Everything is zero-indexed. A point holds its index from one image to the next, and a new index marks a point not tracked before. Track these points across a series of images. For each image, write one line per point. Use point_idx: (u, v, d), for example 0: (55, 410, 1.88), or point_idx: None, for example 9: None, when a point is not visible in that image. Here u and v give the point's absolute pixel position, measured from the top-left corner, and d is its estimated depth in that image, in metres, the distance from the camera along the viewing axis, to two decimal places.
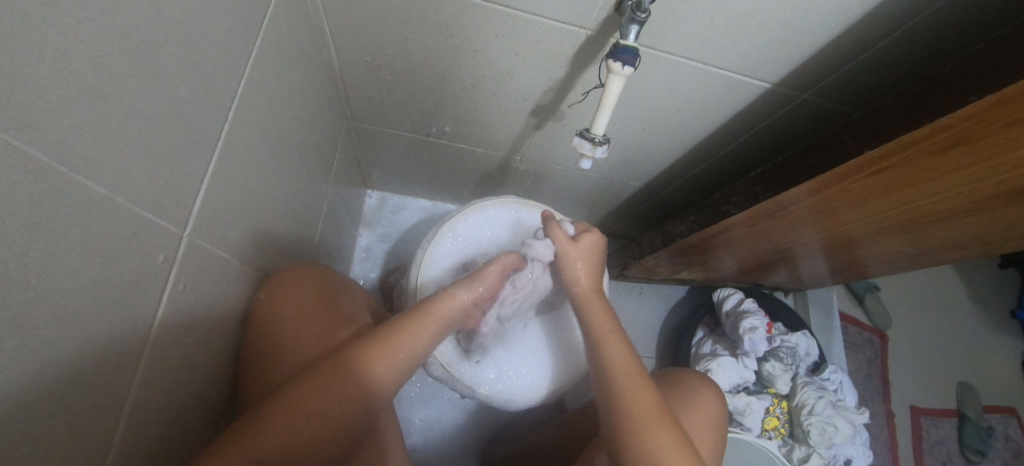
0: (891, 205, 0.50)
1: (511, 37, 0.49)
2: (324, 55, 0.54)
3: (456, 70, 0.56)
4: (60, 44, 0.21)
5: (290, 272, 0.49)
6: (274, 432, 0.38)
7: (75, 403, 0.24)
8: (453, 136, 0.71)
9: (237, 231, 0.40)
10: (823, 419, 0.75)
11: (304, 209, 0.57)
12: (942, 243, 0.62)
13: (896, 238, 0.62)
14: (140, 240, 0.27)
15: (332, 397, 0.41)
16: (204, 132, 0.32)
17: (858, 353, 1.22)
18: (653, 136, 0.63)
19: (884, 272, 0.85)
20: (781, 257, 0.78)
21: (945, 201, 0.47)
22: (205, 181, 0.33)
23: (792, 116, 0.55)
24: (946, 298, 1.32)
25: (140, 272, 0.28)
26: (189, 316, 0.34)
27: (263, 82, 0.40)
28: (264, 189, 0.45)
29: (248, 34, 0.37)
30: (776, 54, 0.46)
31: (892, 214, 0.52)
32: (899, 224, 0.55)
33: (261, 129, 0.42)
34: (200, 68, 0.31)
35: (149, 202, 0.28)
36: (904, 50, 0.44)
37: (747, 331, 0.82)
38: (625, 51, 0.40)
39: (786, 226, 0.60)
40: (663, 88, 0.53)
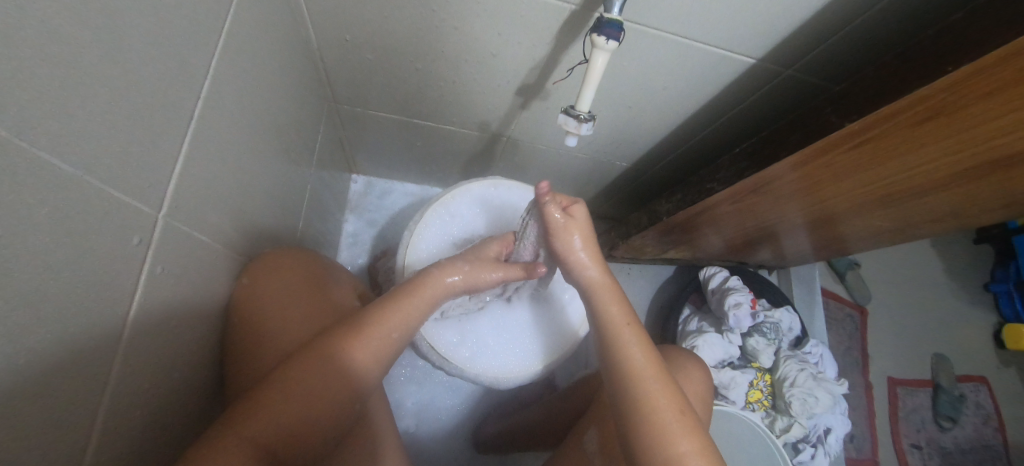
0: (871, 178, 0.50)
1: (494, 13, 0.48)
2: (302, 33, 0.53)
3: (438, 48, 0.55)
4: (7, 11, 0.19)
5: (275, 256, 0.48)
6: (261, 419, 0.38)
7: (53, 388, 0.24)
8: (438, 117, 0.70)
9: (216, 215, 0.39)
10: (805, 390, 0.77)
11: (286, 192, 0.56)
12: (919, 217, 0.63)
13: (875, 213, 0.63)
14: (114, 222, 0.27)
15: (310, 380, 0.41)
16: (177, 110, 0.31)
17: (839, 327, 1.26)
18: (639, 115, 0.63)
19: (864, 247, 0.87)
20: (764, 234, 0.79)
21: (922, 174, 0.48)
22: (181, 162, 0.32)
23: (775, 92, 0.55)
24: (923, 273, 1.36)
25: (114, 255, 0.27)
26: (169, 299, 0.33)
27: (237, 60, 0.39)
28: (244, 171, 0.44)
29: (219, 7, 0.35)
30: (761, 28, 0.46)
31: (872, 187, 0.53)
32: (878, 198, 0.56)
33: (237, 109, 0.40)
34: (168, 42, 0.30)
35: (120, 183, 0.27)
36: (884, 23, 0.44)
37: (732, 307, 0.84)
38: (610, 25, 0.40)
39: (769, 202, 0.61)
40: (649, 65, 0.52)
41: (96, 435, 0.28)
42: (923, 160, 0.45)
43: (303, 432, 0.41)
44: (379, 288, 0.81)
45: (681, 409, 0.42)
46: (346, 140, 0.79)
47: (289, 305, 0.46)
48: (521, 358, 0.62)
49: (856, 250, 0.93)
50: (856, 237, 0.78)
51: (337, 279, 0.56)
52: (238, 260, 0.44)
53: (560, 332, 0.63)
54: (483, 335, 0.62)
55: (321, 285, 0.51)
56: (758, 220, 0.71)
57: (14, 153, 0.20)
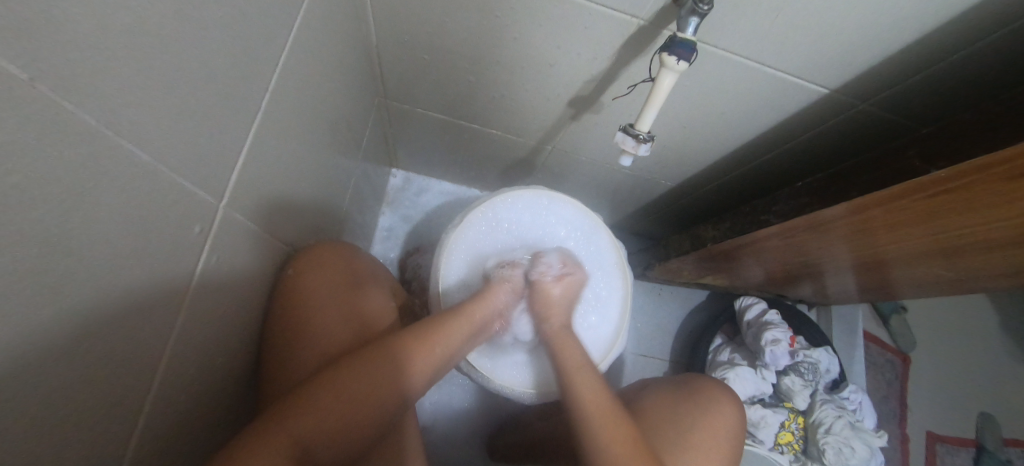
0: (948, 227, 0.46)
1: (559, 22, 0.47)
2: (364, 29, 0.53)
3: (495, 54, 0.54)
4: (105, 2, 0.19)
5: (319, 250, 0.49)
6: (299, 424, 0.37)
7: (110, 369, 0.24)
8: (485, 122, 0.70)
9: (270, 205, 0.39)
10: (840, 439, 0.73)
11: (333, 185, 0.57)
12: (991, 271, 0.58)
13: (941, 262, 0.58)
14: (178, 211, 0.27)
15: (380, 362, 0.43)
16: (246, 102, 0.32)
17: (877, 373, 1.19)
18: (694, 136, 0.60)
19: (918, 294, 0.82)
20: (813, 271, 0.75)
21: (1009, 229, 0.44)
22: (244, 153, 0.33)
23: (846, 126, 0.52)
24: (976, 326, 1.27)
25: (174, 243, 0.27)
26: (219, 288, 0.33)
27: (304, 55, 0.40)
28: (299, 163, 0.44)
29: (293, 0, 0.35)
30: (843, 56, 0.43)
31: (947, 237, 0.49)
32: (952, 248, 0.52)
33: (299, 102, 0.41)
34: (245, 33, 0.30)
35: (187, 172, 0.27)
36: (980, 66, 0.41)
37: (769, 343, 0.80)
38: (682, 45, 0.38)
39: (828, 241, 0.58)
40: (714, 86, 0.50)
41: (145, 413, 0.28)
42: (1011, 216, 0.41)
43: (361, 423, 0.40)
44: (410, 286, 0.81)
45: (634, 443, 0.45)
46: (391, 135, 0.80)
47: (326, 304, 0.46)
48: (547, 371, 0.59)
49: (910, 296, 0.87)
50: (911, 284, 0.73)
51: (377, 276, 0.56)
52: (283, 250, 0.45)
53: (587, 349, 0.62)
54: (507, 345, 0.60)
55: (361, 285, 0.51)
56: (809, 257, 0.67)
57: (86, 137, 0.20)
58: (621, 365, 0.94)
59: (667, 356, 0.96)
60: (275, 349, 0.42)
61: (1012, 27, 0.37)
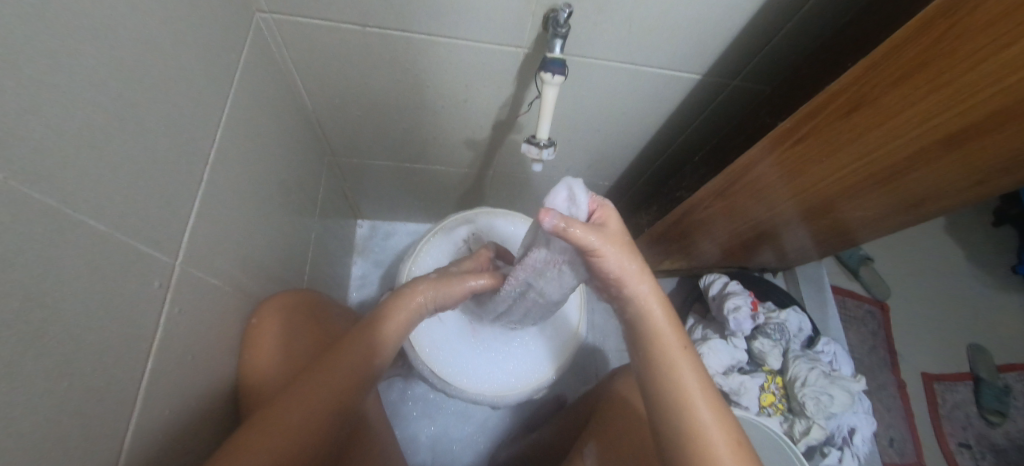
0: (833, 168, 0.53)
1: (460, 64, 0.55)
2: (298, 99, 0.60)
3: (417, 100, 0.62)
4: (52, 113, 0.25)
5: (291, 297, 0.54)
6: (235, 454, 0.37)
7: (85, 409, 0.29)
8: (428, 160, 0.77)
9: (228, 261, 0.45)
10: (817, 389, 0.77)
11: (293, 240, 0.62)
12: (901, 201, 0.65)
13: (857, 201, 0.65)
14: (137, 269, 0.32)
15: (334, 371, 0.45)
16: (188, 175, 0.38)
17: (859, 326, 1.23)
18: (609, 136, 0.68)
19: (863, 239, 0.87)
20: (758, 234, 0.81)
21: (882, 159, 0.51)
22: (193, 218, 0.38)
23: (727, 102, 0.59)
24: (944, 262, 1.32)
25: (137, 296, 0.32)
26: (185, 337, 0.38)
27: (240, 129, 0.46)
28: (253, 222, 0.50)
29: (220, 86, 0.42)
30: (696, 47, 0.51)
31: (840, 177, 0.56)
32: (852, 187, 0.59)
33: (242, 169, 0.47)
34: (181, 118, 0.36)
35: (142, 237, 0.33)
36: (807, 33, 0.49)
37: (731, 311, 0.84)
38: (553, 63, 0.46)
39: (749, 199, 0.64)
40: (606, 90, 0.58)
41: (127, 445, 0.33)
42: (872, 147, 0.49)
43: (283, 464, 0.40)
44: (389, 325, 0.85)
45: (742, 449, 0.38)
46: (348, 188, 0.86)
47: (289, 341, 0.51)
48: (503, 379, 0.64)
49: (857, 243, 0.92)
50: (853, 226, 0.78)
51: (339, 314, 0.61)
52: (249, 301, 0.50)
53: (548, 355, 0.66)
54: (467, 353, 0.65)
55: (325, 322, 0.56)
56: (749, 218, 0.72)
57: (48, 219, 0.25)
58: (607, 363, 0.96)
59: None
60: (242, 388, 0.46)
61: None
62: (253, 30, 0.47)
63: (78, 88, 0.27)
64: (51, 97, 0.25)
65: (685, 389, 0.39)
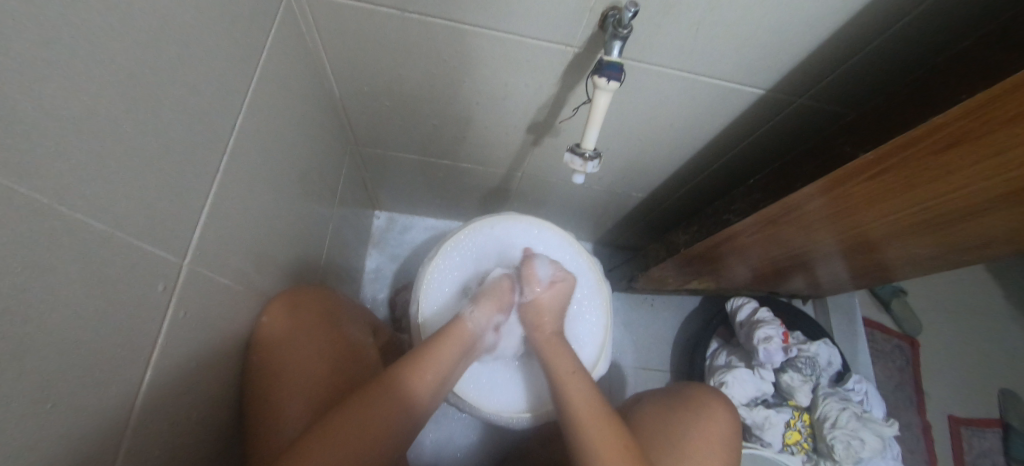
0: (902, 204, 0.48)
1: (501, 59, 0.51)
2: (325, 84, 0.56)
3: (451, 93, 0.58)
4: (45, 91, 0.21)
5: (301, 294, 0.50)
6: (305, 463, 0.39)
7: (74, 428, 0.26)
8: (455, 156, 0.73)
9: (241, 259, 0.41)
10: (848, 432, 0.72)
11: (309, 233, 0.59)
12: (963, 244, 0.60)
13: (917, 239, 0.60)
14: (142, 270, 0.29)
15: (382, 397, 0.44)
16: (204, 165, 0.34)
17: (886, 361, 1.17)
18: (651, 147, 0.63)
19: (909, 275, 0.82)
20: (798, 263, 0.76)
21: (962, 200, 0.45)
22: (207, 213, 0.35)
23: (789, 121, 0.54)
24: (982, 301, 1.25)
25: (140, 299, 0.29)
26: (190, 342, 0.35)
27: (263, 114, 0.42)
28: (269, 215, 0.46)
29: (244, 66, 0.38)
30: (766, 60, 0.46)
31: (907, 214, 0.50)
32: (916, 225, 0.53)
33: (263, 158, 0.43)
34: (200, 102, 0.33)
35: (149, 235, 0.29)
36: (896, 52, 0.44)
37: (762, 341, 0.79)
38: (610, 67, 0.41)
39: (798, 229, 0.59)
40: (657, 99, 0.53)
41: (120, 459, 0.30)
42: (954, 186, 0.43)
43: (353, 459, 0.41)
44: (399, 323, 0.82)
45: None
46: (368, 178, 0.83)
47: (298, 344, 0.47)
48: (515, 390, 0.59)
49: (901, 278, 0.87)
50: (899, 263, 0.73)
51: (352, 314, 0.57)
52: (260, 299, 0.46)
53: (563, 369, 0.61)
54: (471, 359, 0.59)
55: (334, 320, 0.52)
56: (791, 246, 0.67)
57: (36, 214, 0.21)
58: (622, 380, 0.93)
59: (667, 366, 0.96)
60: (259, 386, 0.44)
61: (913, 15, 0.40)
62: (284, 7, 0.44)
63: (79, 64, 0.23)
64: (43, 73, 0.21)
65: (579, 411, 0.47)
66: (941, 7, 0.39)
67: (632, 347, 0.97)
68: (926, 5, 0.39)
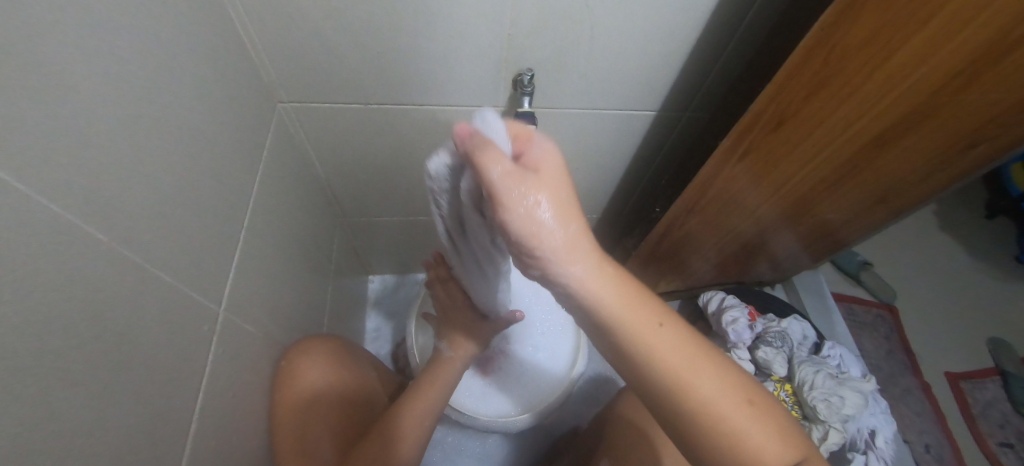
0: (791, 171, 0.63)
1: (447, 125, 0.65)
2: (313, 170, 0.70)
3: (414, 159, 0.71)
4: (139, 188, 0.33)
5: (312, 341, 0.60)
6: None
7: (151, 433, 0.34)
8: (429, 211, 0.85)
9: (260, 312, 0.51)
10: (825, 391, 0.78)
11: (312, 294, 0.69)
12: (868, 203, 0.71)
13: (830, 203, 0.72)
14: (191, 314, 0.39)
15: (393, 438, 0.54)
16: (227, 236, 0.45)
17: (872, 331, 1.23)
18: (586, 172, 0.76)
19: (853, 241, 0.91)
20: (748, 243, 0.87)
21: (828, 161, 0.59)
22: (232, 272, 0.45)
23: (687, 129, 0.68)
24: (947, 260, 1.33)
25: (190, 335, 0.39)
26: (227, 376, 0.44)
27: (267, 196, 0.55)
28: (279, 277, 0.57)
29: (251, 162, 0.51)
30: (645, 89, 0.60)
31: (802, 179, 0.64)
32: (816, 189, 0.67)
33: (270, 230, 0.55)
34: (223, 190, 0.44)
35: (195, 288, 0.40)
36: (737, 64, 0.57)
37: (729, 323, 0.88)
38: (525, 115, 0.55)
39: (725, 208, 0.73)
40: (576, 133, 0.67)
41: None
42: (814, 149, 0.58)
43: None
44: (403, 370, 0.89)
45: (748, 399, 0.37)
46: (359, 246, 0.95)
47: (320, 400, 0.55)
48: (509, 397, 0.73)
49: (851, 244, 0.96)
50: (838, 226, 0.82)
51: (355, 356, 0.66)
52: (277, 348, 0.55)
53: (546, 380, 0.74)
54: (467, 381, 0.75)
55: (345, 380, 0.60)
56: (734, 223, 0.78)
57: (129, 270, 0.32)
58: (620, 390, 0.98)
59: None
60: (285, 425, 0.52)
61: (734, 39, 0.54)
62: (275, 116, 0.58)
63: (153, 170, 0.35)
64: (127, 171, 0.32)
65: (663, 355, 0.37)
66: (752, 30, 0.53)
67: None
68: (740, 32, 0.53)
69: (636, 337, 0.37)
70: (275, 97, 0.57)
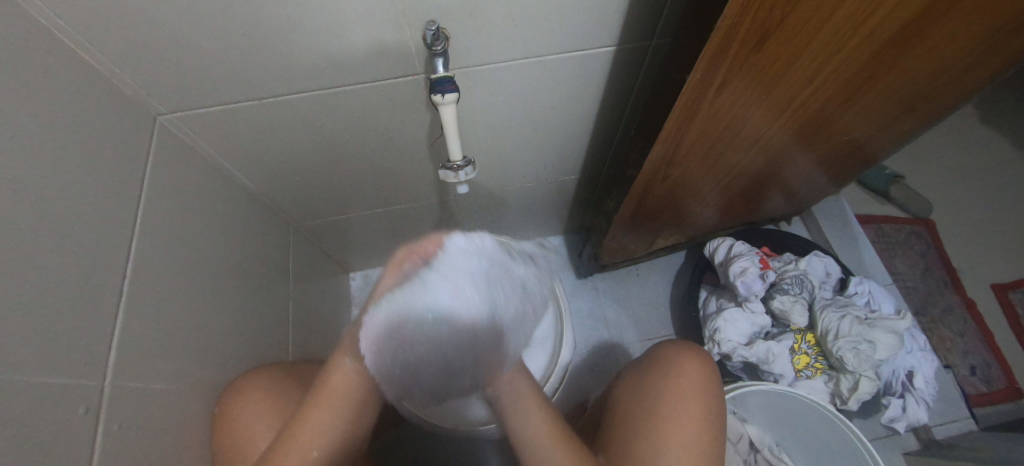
0: (795, 83, 0.49)
1: (366, 106, 0.54)
2: (236, 180, 0.62)
3: (346, 150, 0.62)
4: None
5: (258, 371, 0.54)
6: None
7: None
8: (387, 201, 0.76)
9: (177, 362, 0.45)
10: (853, 339, 0.69)
11: (263, 317, 0.63)
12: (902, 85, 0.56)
13: (852, 102, 0.57)
14: (54, 400, 0.32)
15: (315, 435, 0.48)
16: (102, 292, 0.38)
17: (904, 250, 1.11)
18: (546, 131, 0.65)
19: (879, 150, 0.77)
20: (755, 174, 0.74)
21: (838, 56, 0.45)
22: (118, 332, 0.39)
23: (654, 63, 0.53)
24: (992, 158, 1.17)
25: (58, 424, 0.32)
26: (133, 452, 0.38)
27: (166, 228, 0.47)
28: (205, 314, 0.50)
29: (126, 194, 0.42)
30: (594, 21, 0.47)
31: (812, 85, 0.50)
32: (834, 90, 0.52)
33: (179, 266, 0.48)
34: (81, 241, 0.37)
35: (54, 369, 0.33)
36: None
37: (738, 275, 0.78)
38: (441, 82, 0.44)
39: (719, 147, 0.59)
40: (520, 89, 0.55)
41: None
42: (816, 52, 0.44)
43: None
44: None
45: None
46: (326, 247, 0.87)
47: (255, 406, 0.50)
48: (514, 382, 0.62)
49: (879, 158, 0.82)
50: (858, 135, 0.69)
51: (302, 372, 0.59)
52: (213, 392, 0.50)
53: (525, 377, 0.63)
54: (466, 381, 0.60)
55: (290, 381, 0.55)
56: (735, 158, 0.65)
57: None
58: (626, 357, 0.91)
59: (670, 329, 0.94)
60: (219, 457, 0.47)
61: None
62: (157, 133, 0.49)
63: None
64: None
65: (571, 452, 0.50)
66: None
67: (631, 321, 0.96)
68: None
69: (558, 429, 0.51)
70: (150, 110, 0.48)
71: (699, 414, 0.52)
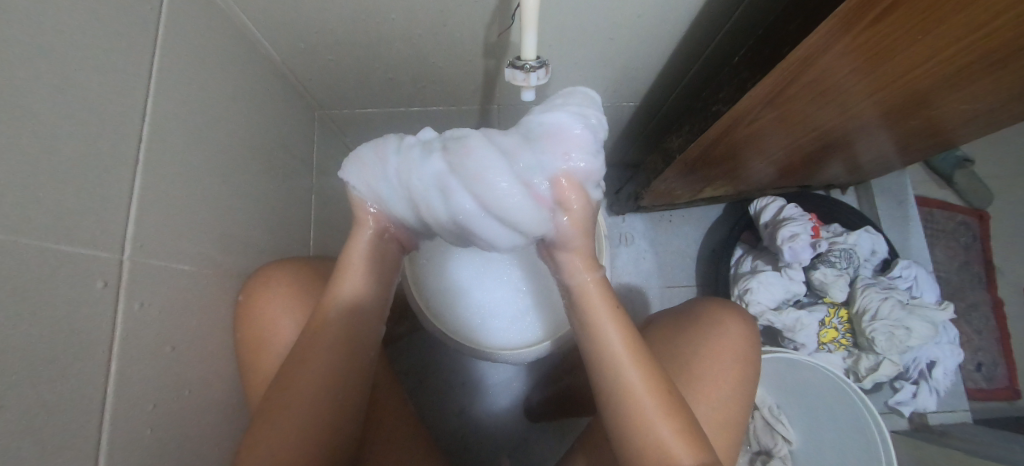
0: (917, 61, 0.42)
1: None
2: (261, 49, 0.53)
3: (389, 32, 0.53)
4: None
5: (278, 264, 0.50)
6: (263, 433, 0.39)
7: (42, 424, 0.27)
8: (423, 100, 0.69)
9: (198, 245, 0.41)
10: (890, 323, 0.67)
11: (284, 209, 0.59)
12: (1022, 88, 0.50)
13: (965, 89, 0.51)
14: (72, 270, 0.29)
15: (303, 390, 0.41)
16: (118, 158, 0.33)
17: (947, 240, 1.06)
18: (623, 44, 0.55)
19: (976, 134, 0.69)
20: (830, 142, 0.67)
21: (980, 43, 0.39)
22: (136, 204, 0.34)
23: None
24: None
25: (77, 297, 0.29)
26: (156, 332, 0.36)
27: (185, 94, 0.41)
28: (225, 197, 0.46)
29: (138, 46, 0.35)
30: None
31: (936, 66, 0.44)
32: (957, 73, 0.46)
33: (199, 140, 0.42)
34: (92, 94, 0.31)
35: (71, 239, 0.29)
36: None
37: (786, 240, 0.73)
38: None
39: (805, 109, 0.53)
40: None
41: (106, 437, 0.31)
42: (960, 32, 0.37)
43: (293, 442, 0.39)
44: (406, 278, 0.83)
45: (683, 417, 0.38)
46: (350, 142, 0.81)
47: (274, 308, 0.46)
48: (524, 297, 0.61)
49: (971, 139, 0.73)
50: (954, 124, 0.63)
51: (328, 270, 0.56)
52: (234, 279, 0.47)
53: (554, 306, 0.60)
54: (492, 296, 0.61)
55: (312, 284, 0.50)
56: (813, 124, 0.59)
57: None
58: (643, 301, 0.90)
59: (692, 281, 0.92)
60: (245, 352, 0.46)
61: None
62: None
63: None
64: None
65: (629, 388, 0.38)
66: None
67: (654, 267, 0.93)
68: None
69: (615, 361, 0.39)
70: None
71: (728, 377, 0.51)
